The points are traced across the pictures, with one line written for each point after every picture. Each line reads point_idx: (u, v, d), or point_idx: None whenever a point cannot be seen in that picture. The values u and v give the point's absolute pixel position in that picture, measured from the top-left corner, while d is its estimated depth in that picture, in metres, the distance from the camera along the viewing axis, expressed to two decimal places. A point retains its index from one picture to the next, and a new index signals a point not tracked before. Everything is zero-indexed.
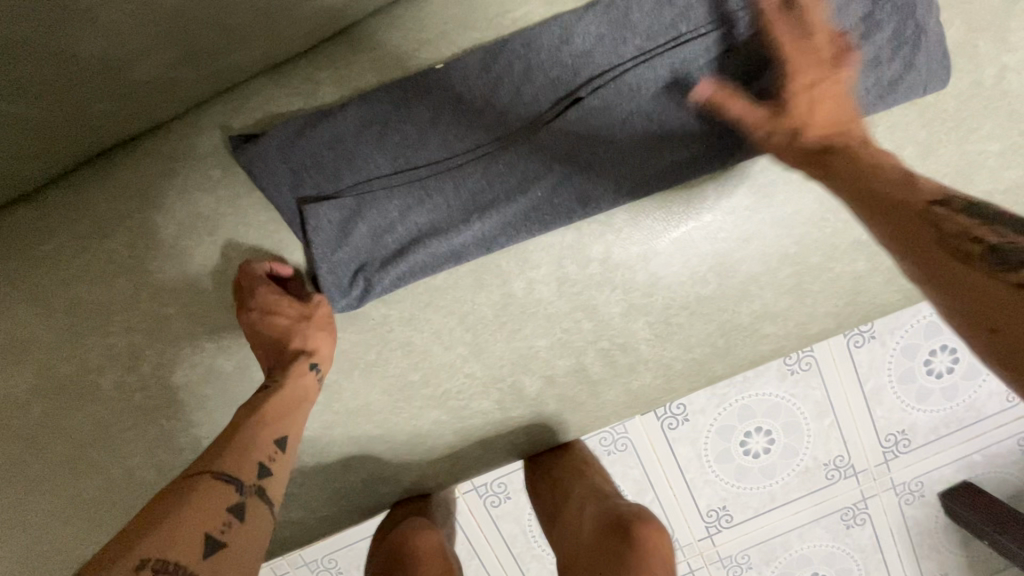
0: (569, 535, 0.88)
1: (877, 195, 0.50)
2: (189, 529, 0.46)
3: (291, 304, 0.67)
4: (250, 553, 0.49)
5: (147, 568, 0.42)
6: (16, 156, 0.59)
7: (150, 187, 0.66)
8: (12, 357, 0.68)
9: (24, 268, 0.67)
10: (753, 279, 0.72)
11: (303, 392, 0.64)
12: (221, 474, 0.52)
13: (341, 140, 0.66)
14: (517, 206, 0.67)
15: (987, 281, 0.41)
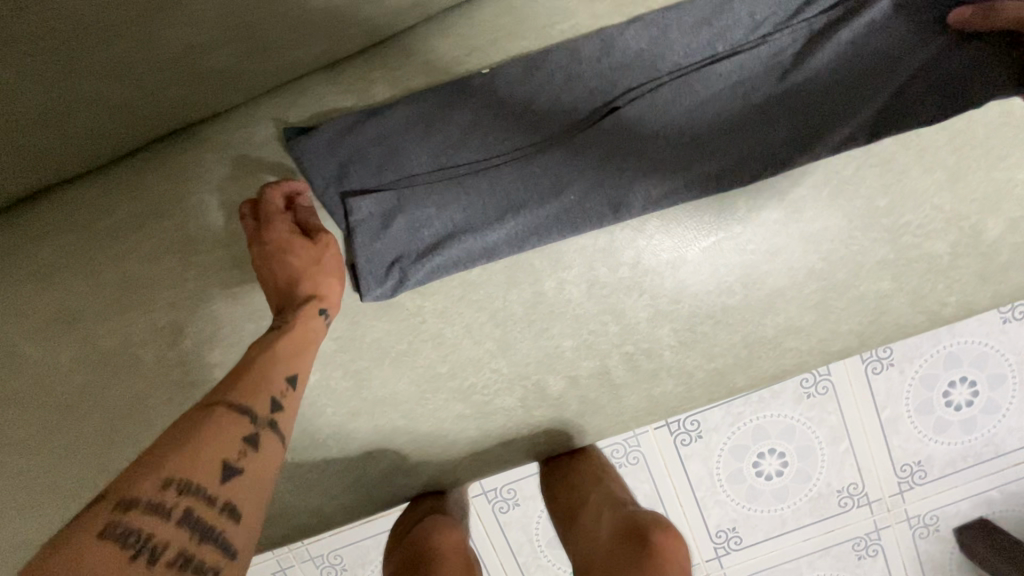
0: (585, 543, 0.89)
1: None
2: (205, 457, 0.48)
3: (304, 245, 0.64)
4: (264, 479, 0.52)
5: (169, 493, 0.45)
6: (92, 131, 0.63)
7: (205, 169, 0.68)
8: (59, 326, 0.71)
9: (79, 241, 0.69)
10: (779, 292, 0.73)
11: (307, 335, 0.61)
12: (237, 404, 0.52)
13: (389, 134, 0.68)
14: (551, 206, 0.69)
15: None
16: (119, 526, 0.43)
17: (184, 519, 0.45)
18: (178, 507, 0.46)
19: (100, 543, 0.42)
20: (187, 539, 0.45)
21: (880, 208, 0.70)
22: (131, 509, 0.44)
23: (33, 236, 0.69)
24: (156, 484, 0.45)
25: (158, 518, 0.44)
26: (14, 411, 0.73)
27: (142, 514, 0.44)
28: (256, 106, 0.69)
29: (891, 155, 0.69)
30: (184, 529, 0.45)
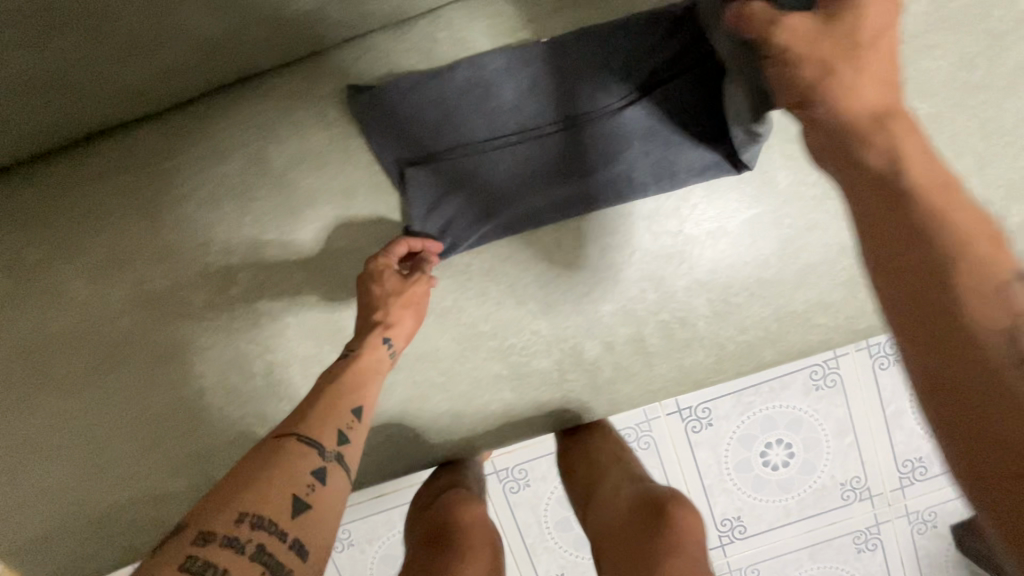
0: (599, 517, 0.89)
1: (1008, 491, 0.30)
2: (278, 491, 0.49)
3: (393, 278, 0.69)
4: (332, 515, 0.51)
5: (243, 524, 0.46)
6: (171, 68, 0.65)
7: (266, 119, 0.70)
8: (112, 267, 0.72)
9: (139, 182, 0.71)
10: (811, 268, 0.76)
11: (373, 365, 0.65)
12: (307, 436, 0.54)
13: (446, 97, 0.70)
14: (598, 174, 0.72)
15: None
16: (197, 559, 0.43)
17: (257, 552, 0.45)
18: (251, 542, 0.45)
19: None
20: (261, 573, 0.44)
21: None
22: (208, 543, 0.44)
23: (94, 176, 0.71)
24: (232, 517, 0.46)
25: (233, 550, 0.44)
26: (63, 349, 0.74)
27: (218, 548, 0.44)
28: (322, 60, 0.71)
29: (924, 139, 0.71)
30: (257, 561, 0.45)
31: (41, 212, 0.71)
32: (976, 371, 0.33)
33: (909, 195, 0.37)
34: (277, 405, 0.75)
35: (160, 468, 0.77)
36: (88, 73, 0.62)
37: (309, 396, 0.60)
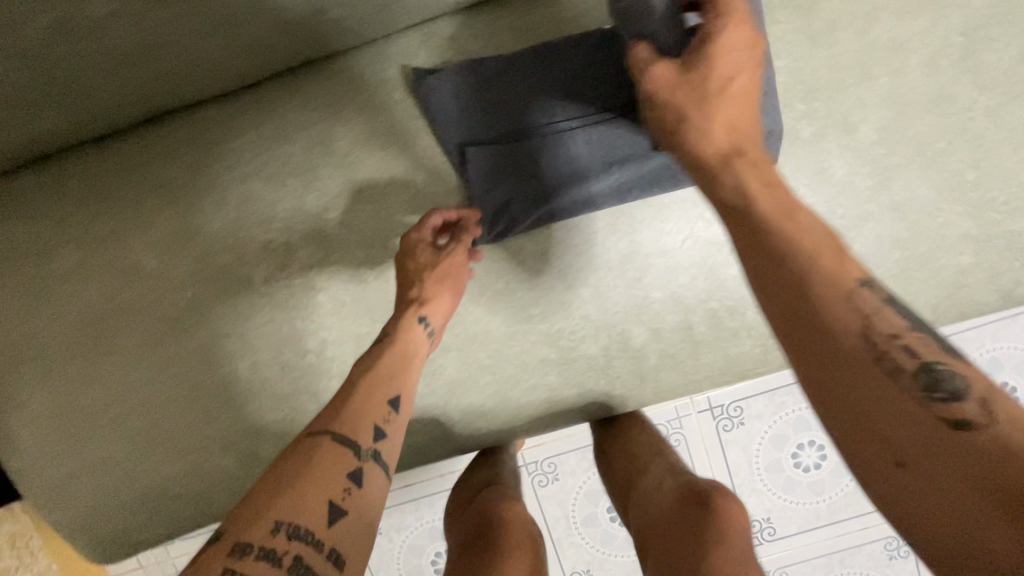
0: (640, 513, 0.85)
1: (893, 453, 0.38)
2: (313, 497, 0.49)
3: (426, 253, 0.71)
4: (368, 520, 0.51)
5: (280, 534, 0.45)
6: (251, 43, 0.66)
7: (334, 100, 0.72)
8: (178, 241, 0.74)
9: (209, 159, 0.73)
10: (864, 259, 0.75)
11: (409, 345, 0.66)
12: (341, 434, 0.54)
13: (506, 80, 0.72)
14: (655, 160, 0.72)
15: (935, 426, 0.37)
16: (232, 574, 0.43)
17: (296, 563, 0.45)
18: (288, 552, 0.45)
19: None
20: None
21: (968, 181, 0.72)
22: (243, 556, 0.44)
23: (166, 152, 0.73)
24: (267, 527, 0.46)
25: (271, 562, 0.44)
26: (124, 321, 0.75)
27: (254, 561, 0.44)
28: (389, 44, 0.73)
29: (983, 132, 0.71)
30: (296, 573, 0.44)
31: (113, 185, 0.73)
32: (851, 373, 0.40)
33: (763, 231, 0.47)
34: (329, 382, 0.77)
35: (210, 442, 0.78)
36: (166, 51, 0.63)
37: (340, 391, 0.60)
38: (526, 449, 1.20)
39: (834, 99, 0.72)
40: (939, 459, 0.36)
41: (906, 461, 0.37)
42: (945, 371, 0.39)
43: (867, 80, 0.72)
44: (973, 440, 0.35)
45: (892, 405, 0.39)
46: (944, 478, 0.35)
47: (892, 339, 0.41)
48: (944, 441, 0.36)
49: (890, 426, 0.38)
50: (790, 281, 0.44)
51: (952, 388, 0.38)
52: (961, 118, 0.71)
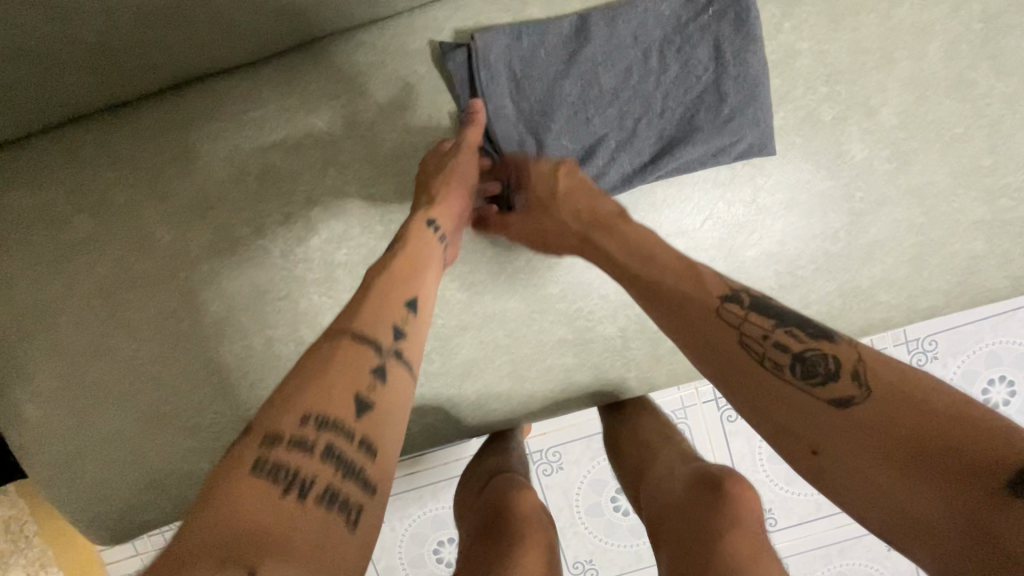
0: (649, 504, 0.69)
1: (805, 441, 0.46)
2: (339, 390, 0.47)
3: (434, 160, 0.69)
4: (395, 415, 0.50)
5: (308, 424, 0.45)
6: (277, 16, 0.66)
7: (358, 74, 0.72)
8: (196, 212, 0.73)
9: (229, 130, 0.72)
10: (879, 243, 0.76)
11: (425, 246, 0.63)
12: (361, 332, 0.52)
13: (535, 52, 0.71)
14: (670, 147, 0.72)
15: (819, 407, 0.46)
16: (267, 461, 0.42)
17: (327, 452, 0.44)
18: (320, 442, 0.44)
19: (251, 479, 0.41)
20: (332, 474, 0.44)
21: (983, 167, 0.74)
22: (276, 445, 0.43)
23: (185, 121, 0.72)
24: (296, 419, 0.45)
25: (303, 452, 0.43)
26: (136, 293, 0.74)
27: (287, 449, 0.43)
28: (414, 17, 0.72)
29: (999, 119, 0.74)
30: (328, 464, 0.44)
31: (130, 152, 0.72)
32: (751, 383, 0.50)
33: (663, 280, 0.60)
34: None
35: (221, 419, 0.76)
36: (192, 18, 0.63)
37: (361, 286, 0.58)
38: (531, 437, 1.11)
39: (857, 83, 0.73)
40: (842, 437, 0.44)
41: (821, 448, 0.45)
42: (815, 355, 0.49)
43: (889, 65, 0.73)
44: (857, 413, 0.44)
45: (794, 401, 0.48)
46: (847, 450, 0.43)
47: (766, 345, 0.51)
48: (842, 421, 0.44)
49: (794, 419, 0.47)
50: (689, 320, 0.56)
51: (826, 369, 0.48)
52: (979, 104, 0.73)
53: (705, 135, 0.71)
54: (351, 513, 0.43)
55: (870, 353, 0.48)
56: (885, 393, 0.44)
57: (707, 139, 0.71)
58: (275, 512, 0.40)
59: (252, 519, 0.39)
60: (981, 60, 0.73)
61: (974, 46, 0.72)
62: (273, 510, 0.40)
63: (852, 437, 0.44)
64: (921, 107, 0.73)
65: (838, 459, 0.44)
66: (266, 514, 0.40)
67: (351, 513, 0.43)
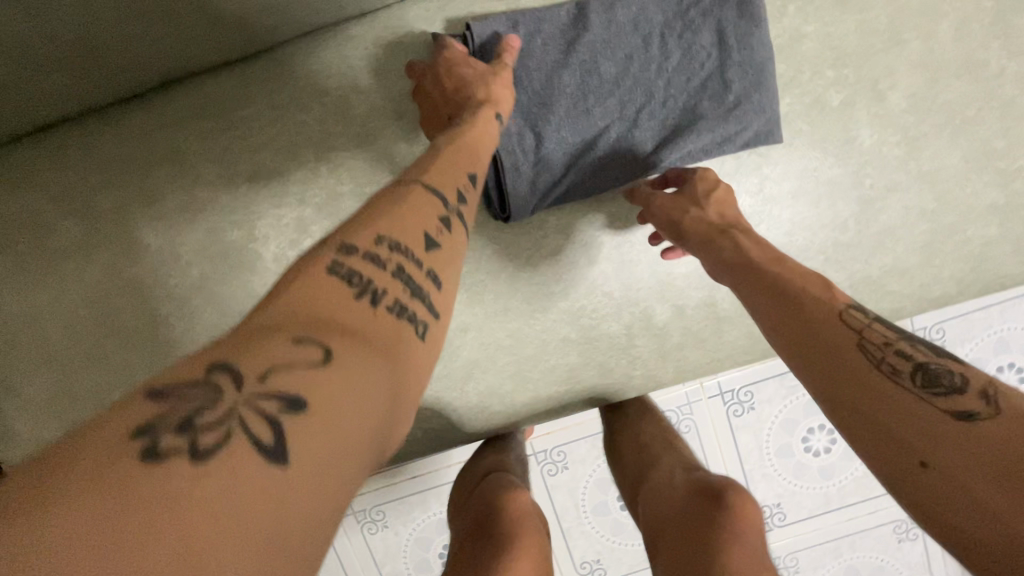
0: (647, 514, 0.63)
1: (903, 446, 0.39)
2: (412, 220, 0.41)
3: (481, 64, 0.65)
4: (461, 261, 0.44)
5: (383, 244, 0.38)
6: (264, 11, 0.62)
7: (350, 68, 0.70)
8: (184, 215, 0.71)
9: (217, 129, 0.70)
10: (890, 230, 0.74)
11: (487, 131, 0.58)
12: (431, 184, 0.45)
13: (532, 41, 0.68)
14: (673, 139, 0.69)
15: (933, 415, 0.39)
16: (341, 264, 0.36)
17: (398, 272, 0.37)
18: (392, 262, 0.38)
19: (325, 277, 0.35)
20: (402, 291, 0.37)
21: (995, 150, 0.72)
22: (351, 253, 0.37)
23: (170, 122, 0.69)
24: (371, 235, 0.38)
25: (374, 265, 0.37)
26: (124, 301, 0.71)
27: (361, 259, 0.36)
28: (407, 8, 0.70)
29: (1012, 99, 0.72)
30: (400, 281, 0.37)
31: (115, 154, 0.69)
32: (858, 383, 0.42)
33: (765, 271, 0.53)
34: None
35: None
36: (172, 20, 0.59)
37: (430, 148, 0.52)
38: (534, 438, 1.08)
39: (865, 65, 0.71)
40: (962, 452, 0.36)
41: (930, 460, 0.37)
42: (939, 368, 0.41)
43: (898, 46, 0.71)
44: (981, 431, 0.37)
45: (906, 408, 0.40)
46: (964, 464, 0.36)
47: (885, 348, 0.44)
48: (963, 433, 0.37)
49: (899, 423, 0.39)
50: (801, 320, 0.48)
51: (952, 384, 0.40)
52: (990, 86, 0.71)
53: (707, 126, 0.68)
54: (420, 327, 0.38)
55: (1002, 385, 0.40)
56: (1016, 417, 0.36)
57: (710, 131, 0.68)
58: (351, 312, 0.34)
59: (327, 310, 0.34)
60: (991, 39, 0.71)
61: (985, 26, 0.70)
62: (347, 309, 0.34)
63: (975, 450, 0.36)
64: (929, 90, 0.71)
65: (947, 479, 0.36)
66: (340, 310, 0.34)
67: (419, 326, 0.38)
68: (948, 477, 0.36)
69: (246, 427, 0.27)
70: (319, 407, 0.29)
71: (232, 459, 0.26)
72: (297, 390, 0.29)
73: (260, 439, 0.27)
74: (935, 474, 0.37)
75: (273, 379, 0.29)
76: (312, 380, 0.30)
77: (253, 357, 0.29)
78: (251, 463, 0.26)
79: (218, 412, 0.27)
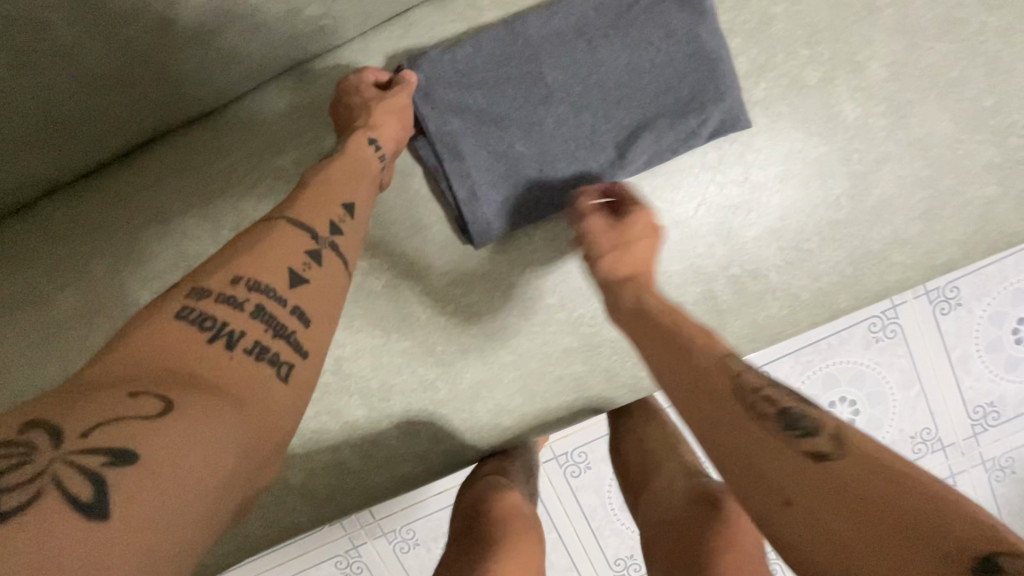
0: (646, 517, 0.66)
1: (775, 492, 0.40)
2: (273, 260, 0.44)
3: (371, 90, 0.65)
4: (335, 293, 0.47)
5: (239, 285, 0.42)
6: (218, 65, 0.61)
7: (317, 110, 0.70)
8: (176, 272, 0.71)
9: (195, 185, 0.70)
10: (886, 202, 0.72)
11: (360, 160, 0.59)
12: (296, 217, 0.48)
13: (472, 61, 0.67)
14: (641, 139, 0.68)
15: (786, 450, 0.41)
16: (191, 310, 0.40)
17: (256, 312, 0.41)
18: (250, 302, 0.41)
19: (176, 324, 0.39)
20: (261, 331, 0.41)
21: (986, 108, 0.70)
22: (203, 298, 0.41)
23: (149, 183, 0.70)
24: (226, 279, 0.42)
25: (230, 307, 0.41)
26: None
27: (215, 303, 0.40)
28: (366, 42, 0.69)
29: (997, 54, 0.70)
30: (257, 321, 0.41)
31: (100, 222, 0.70)
32: (726, 423, 0.44)
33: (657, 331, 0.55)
34: (348, 398, 0.77)
35: None
36: (129, 87, 0.58)
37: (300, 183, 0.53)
38: (553, 443, 1.05)
39: (840, 39, 0.69)
40: (819, 496, 0.37)
41: (791, 497, 0.38)
42: (796, 413, 0.43)
43: (872, 15, 0.69)
44: (836, 473, 0.38)
45: (769, 449, 0.41)
46: (825, 507, 0.37)
47: (754, 394, 0.45)
48: (817, 476, 0.38)
49: (751, 461, 0.42)
50: (702, 384, 0.47)
51: (806, 427, 0.42)
52: (971, 44, 0.69)
53: (669, 124, 0.68)
54: (281, 367, 0.40)
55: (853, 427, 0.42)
56: (862, 458, 0.38)
57: (675, 128, 0.68)
58: (198, 359, 0.38)
59: (170, 361, 0.37)
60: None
61: None
62: (196, 357, 0.38)
63: (835, 494, 0.37)
64: (909, 56, 0.69)
65: (804, 517, 0.37)
66: (191, 359, 0.38)
67: (281, 366, 0.41)
68: (802, 516, 0.37)
69: (63, 486, 0.30)
70: (150, 455, 0.32)
71: (46, 512, 0.29)
72: (124, 440, 0.32)
73: (78, 495, 0.30)
74: (793, 512, 0.38)
75: (99, 434, 0.32)
76: (141, 429, 0.32)
77: (81, 414, 0.32)
78: (66, 510, 0.29)
79: (32, 469, 0.30)
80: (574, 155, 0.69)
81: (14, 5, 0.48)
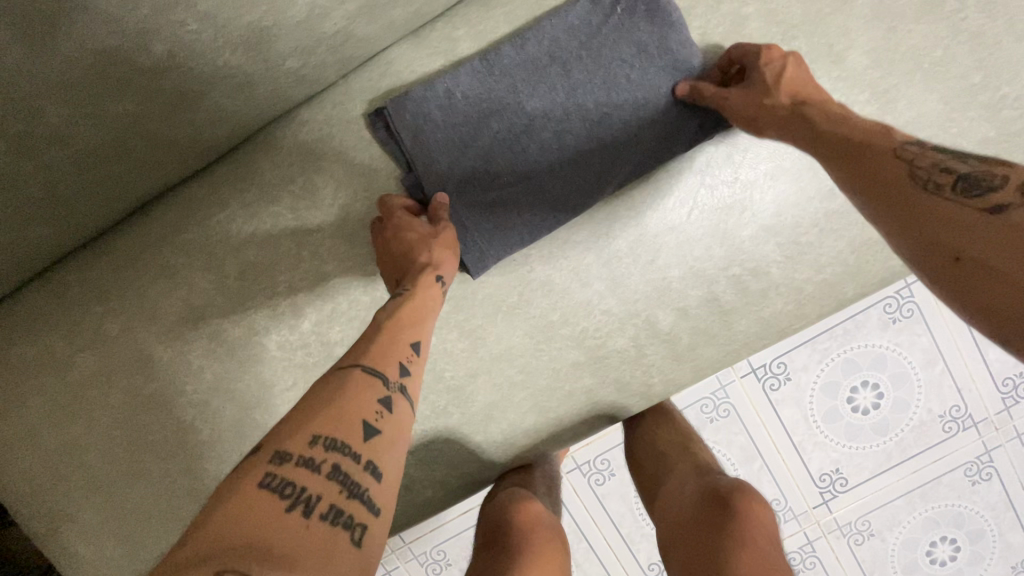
0: (659, 519, 0.66)
1: (947, 252, 0.42)
2: (351, 414, 0.45)
3: (424, 225, 0.67)
4: (402, 441, 0.48)
5: (318, 446, 0.43)
6: (211, 122, 0.63)
7: (307, 153, 0.72)
8: (187, 324, 0.73)
9: (199, 238, 0.72)
10: None
11: (428, 302, 0.60)
12: (368, 365, 0.50)
13: (451, 99, 0.69)
14: (625, 153, 0.69)
15: (959, 209, 0.43)
16: (274, 476, 0.41)
17: (333, 473, 0.42)
18: (327, 462, 0.42)
19: (257, 492, 0.39)
20: (337, 492, 0.41)
21: (974, 84, 0.69)
22: (284, 463, 0.42)
23: (155, 240, 0.72)
24: (305, 440, 0.43)
25: (310, 470, 0.41)
26: (148, 415, 0.74)
27: (295, 467, 0.41)
28: (349, 83, 0.71)
29: (979, 29, 0.69)
30: (334, 482, 0.42)
31: (112, 282, 0.73)
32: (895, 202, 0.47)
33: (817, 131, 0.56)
34: None
35: None
36: (126, 154, 0.61)
37: (371, 327, 0.56)
38: (574, 453, 1.05)
39: (817, 32, 0.69)
40: (997, 241, 0.40)
41: (964, 253, 0.41)
42: (980, 174, 0.44)
43: (846, 5, 0.69)
44: (1017, 220, 0.39)
45: (944, 214, 0.43)
46: (999, 247, 0.39)
47: (930, 167, 0.46)
48: (996, 225, 0.40)
49: (926, 225, 0.44)
50: (876, 181, 0.49)
51: (991, 184, 0.43)
52: (951, 23, 0.69)
53: (650, 136, 0.69)
54: (355, 531, 0.41)
55: None
56: None
57: (656, 140, 0.69)
58: (279, 528, 0.38)
59: (249, 532, 0.37)
60: None
61: None
62: (276, 525, 0.38)
63: (1013, 237, 0.39)
64: (888, 41, 0.69)
65: (978, 261, 0.40)
66: (271, 528, 0.38)
67: (355, 529, 0.41)
68: (981, 257, 0.40)
69: None
70: None
71: None
72: None
73: None
74: (966, 262, 0.41)
75: None
76: None
77: None
78: None
79: None
80: (559, 176, 0.70)
81: (9, 95, 0.51)
